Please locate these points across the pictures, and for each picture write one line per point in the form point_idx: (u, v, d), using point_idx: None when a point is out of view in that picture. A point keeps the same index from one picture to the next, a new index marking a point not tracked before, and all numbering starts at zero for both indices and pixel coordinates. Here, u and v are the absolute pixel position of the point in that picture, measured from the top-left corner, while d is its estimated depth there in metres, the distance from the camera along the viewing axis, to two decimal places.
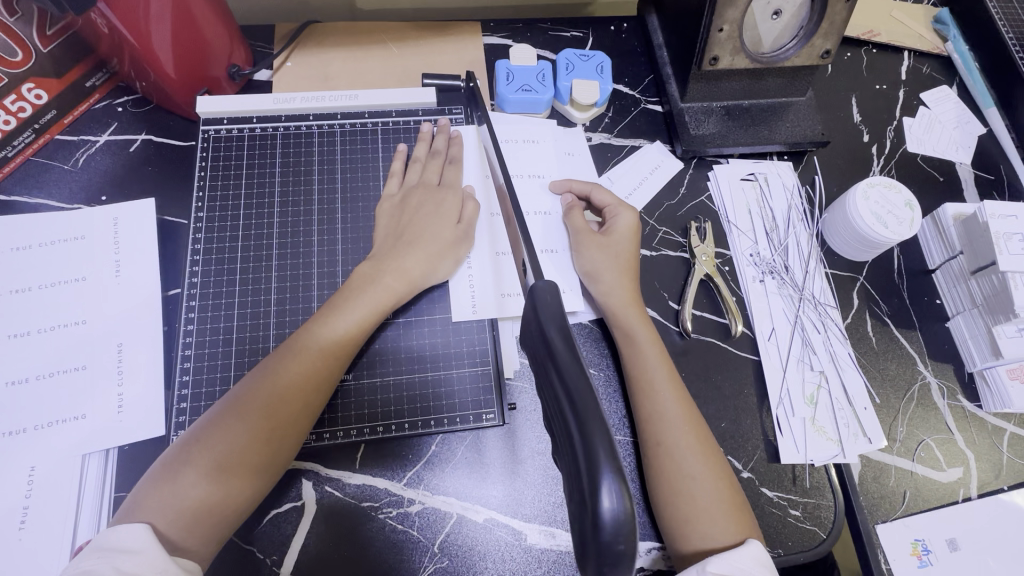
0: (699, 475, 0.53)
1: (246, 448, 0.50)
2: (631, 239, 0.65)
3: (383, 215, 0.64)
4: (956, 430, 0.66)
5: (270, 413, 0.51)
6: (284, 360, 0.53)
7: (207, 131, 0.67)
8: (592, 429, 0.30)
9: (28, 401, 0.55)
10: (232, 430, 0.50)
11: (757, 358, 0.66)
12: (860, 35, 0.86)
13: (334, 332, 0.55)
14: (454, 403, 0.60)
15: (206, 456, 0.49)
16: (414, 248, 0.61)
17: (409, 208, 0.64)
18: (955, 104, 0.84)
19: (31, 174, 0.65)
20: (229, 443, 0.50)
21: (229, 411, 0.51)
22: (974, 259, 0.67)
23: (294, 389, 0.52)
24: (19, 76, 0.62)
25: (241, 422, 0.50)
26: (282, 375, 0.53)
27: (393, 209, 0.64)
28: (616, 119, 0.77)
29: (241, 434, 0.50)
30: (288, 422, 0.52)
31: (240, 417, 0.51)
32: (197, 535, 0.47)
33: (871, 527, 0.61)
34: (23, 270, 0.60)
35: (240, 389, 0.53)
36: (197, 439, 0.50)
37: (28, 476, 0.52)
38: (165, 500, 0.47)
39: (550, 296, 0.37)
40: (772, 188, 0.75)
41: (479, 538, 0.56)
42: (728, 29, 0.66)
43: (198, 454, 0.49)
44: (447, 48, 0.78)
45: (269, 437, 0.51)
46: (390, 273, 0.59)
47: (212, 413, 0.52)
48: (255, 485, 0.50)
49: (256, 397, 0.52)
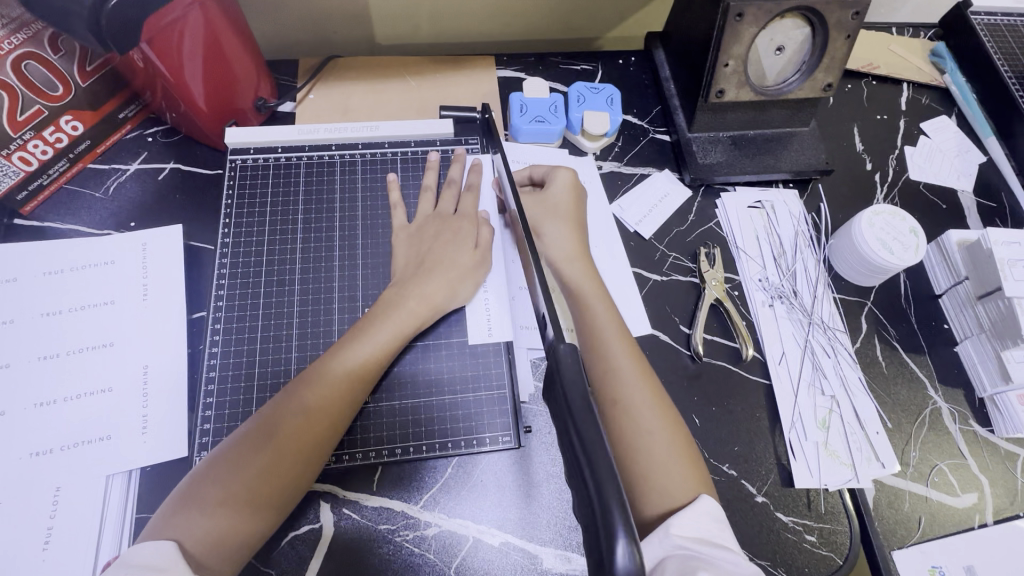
0: (654, 429, 0.55)
1: (274, 472, 0.51)
2: (571, 236, 0.67)
3: (400, 242, 0.66)
4: (969, 454, 0.66)
5: (294, 436, 0.52)
6: (310, 384, 0.55)
7: (234, 160, 0.70)
8: (604, 487, 0.31)
9: (55, 422, 0.56)
10: (260, 455, 0.51)
11: (768, 381, 0.67)
12: (860, 68, 0.89)
13: (358, 357, 0.57)
14: (471, 426, 0.61)
15: (234, 476, 0.50)
16: (436, 273, 0.63)
17: (423, 235, 0.66)
18: (955, 134, 0.87)
19: (63, 202, 0.68)
20: (255, 463, 0.51)
21: (256, 432, 0.53)
22: (979, 284, 0.69)
23: (320, 413, 0.54)
24: (59, 109, 0.65)
25: (267, 443, 0.52)
26: (310, 398, 0.54)
27: (409, 235, 0.66)
28: (626, 148, 0.80)
29: (266, 455, 0.51)
30: (308, 446, 0.53)
31: (265, 439, 0.52)
32: (223, 555, 0.48)
33: (887, 553, 0.60)
34: (55, 293, 0.61)
35: (269, 414, 0.54)
36: (226, 460, 0.51)
37: (53, 496, 0.53)
38: (192, 520, 0.48)
39: (572, 361, 0.37)
40: (779, 215, 0.77)
41: (494, 562, 0.56)
42: (734, 64, 0.69)
43: (226, 473, 0.50)
44: (463, 81, 0.82)
45: (291, 459, 0.52)
46: (416, 298, 0.61)
47: (240, 435, 0.53)
48: (278, 509, 0.51)
49: (283, 418, 0.53)
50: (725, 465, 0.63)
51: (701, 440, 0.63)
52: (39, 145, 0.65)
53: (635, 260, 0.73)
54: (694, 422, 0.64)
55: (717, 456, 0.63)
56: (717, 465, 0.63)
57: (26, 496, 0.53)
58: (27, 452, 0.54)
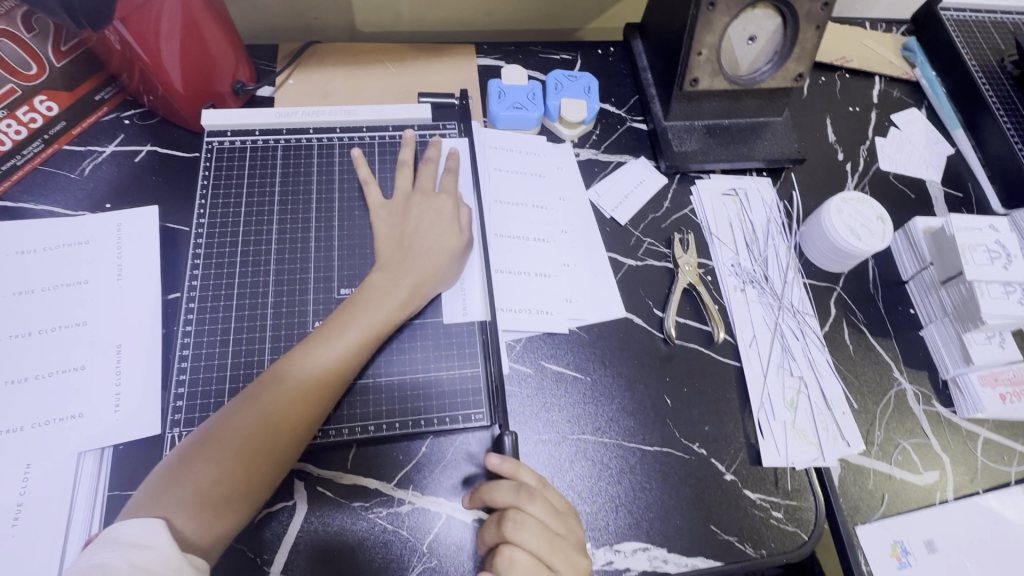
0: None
1: (261, 451, 0.52)
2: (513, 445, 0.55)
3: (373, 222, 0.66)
4: (932, 434, 0.68)
5: (280, 421, 0.53)
6: (298, 367, 0.55)
7: (211, 142, 0.70)
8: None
9: (27, 399, 0.56)
10: (248, 434, 0.52)
11: (738, 364, 0.68)
12: (833, 61, 0.91)
13: (348, 341, 0.57)
14: (445, 404, 0.61)
15: (222, 456, 0.51)
16: (417, 255, 0.64)
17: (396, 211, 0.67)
18: (924, 126, 0.89)
19: (38, 182, 0.67)
20: (244, 443, 0.51)
21: (241, 416, 0.53)
22: (943, 270, 0.71)
23: (307, 395, 0.54)
24: (33, 89, 0.65)
25: (253, 427, 0.52)
26: (299, 380, 0.54)
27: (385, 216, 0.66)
28: (603, 136, 0.81)
29: (250, 439, 0.52)
30: (293, 430, 0.53)
31: (252, 421, 0.52)
32: (208, 532, 0.49)
33: (851, 529, 0.62)
34: (28, 273, 0.61)
35: (257, 393, 0.54)
36: (214, 439, 0.52)
37: (24, 472, 0.53)
38: (178, 499, 0.49)
39: None
40: (752, 202, 0.78)
41: (467, 538, 0.57)
42: (707, 53, 0.71)
43: (211, 456, 0.51)
44: (443, 68, 0.82)
45: (277, 443, 0.52)
46: (404, 284, 0.61)
47: (227, 415, 0.53)
48: (264, 489, 0.52)
49: (270, 402, 0.53)
50: (696, 444, 0.64)
51: (673, 420, 0.65)
52: (12, 124, 0.65)
53: (611, 245, 0.74)
54: (667, 403, 0.65)
55: (688, 436, 0.64)
56: (688, 444, 0.64)
57: None
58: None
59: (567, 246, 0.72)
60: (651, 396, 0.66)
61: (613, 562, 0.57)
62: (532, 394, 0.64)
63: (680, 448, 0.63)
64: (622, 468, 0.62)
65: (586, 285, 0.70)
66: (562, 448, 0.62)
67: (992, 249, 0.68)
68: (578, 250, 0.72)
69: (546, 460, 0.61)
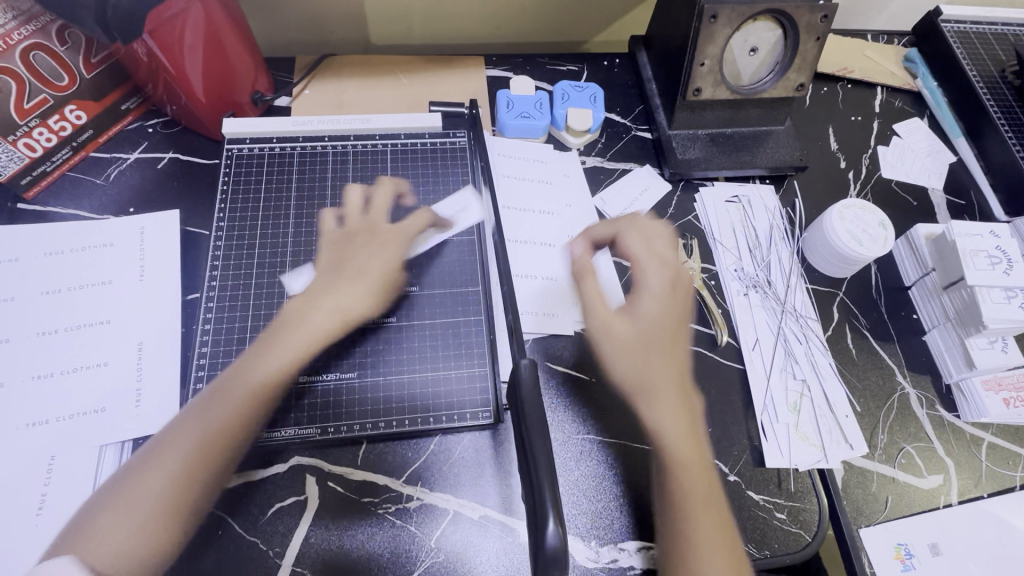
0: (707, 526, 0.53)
1: (179, 483, 0.51)
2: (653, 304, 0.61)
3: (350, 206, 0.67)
4: (935, 438, 0.68)
5: (218, 440, 0.53)
6: (220, 398, 0.54)
7: (230, 149, 0.73)
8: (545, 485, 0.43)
9: (53, 394, 0.58)
10: (164, 468, 0.51)
11: (741, 366, 0.69)
12: (835, 72, 0.92)
13: (263, 370, 0.56)
14: (453, 403, 0.63)
15: (139, 490, 0.50)
16: (367, 267, 0.62)
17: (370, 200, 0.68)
18: (926, 135, 0.90)
19: (65, 188, 0.71)
20: (160, 477, 0.51)
21: (177, 436, 0.53)
22: (945, 275, 0.71)
23: (224, 425, 0.53)
24: (64, 99, 0.67)
25: (189, 446, 0.52)
26: (214, 410, 0.53)
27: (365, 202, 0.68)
28: (608, 144, 0.83)
29: (167, 473, 0.51)
30: (217, 459, 0.52)
31: (187, 441, 0.52)
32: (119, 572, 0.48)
33: (855, 532, 0.63)
34: (55, 273, 0.64)
35: (176, 425, 0.53)
36: (132, 471, 0.51)
37: (47, 464, 0.55)
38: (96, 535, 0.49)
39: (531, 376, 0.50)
40: (755, 209, 0.80)
41: (474, 534, 0.58)
42: (710, 64, 0.73)
43: (147, 479, 0.51)
44: (453, 79, 0.85)
45: (213, 460, 0.52)
46: (358, 300, 0.61)
47: (148, 446, 0.53)
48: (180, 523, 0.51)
49: (208, 420, 0.53)
50: None
51: None
52: (44, 133, 0.67)
53: None
54: None
55: None
56: None
57: (20, 464, 0.55)
58: (24, 423, 0.56)
59: None
60: None
61: (617, 560, 0.58)
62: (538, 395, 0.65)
63: None
64: (627, 468, 0.62)
65: None
66: (567, 447, 0.63)
67: (993, 255, 0.69)
68: (583, 254, 0.74)
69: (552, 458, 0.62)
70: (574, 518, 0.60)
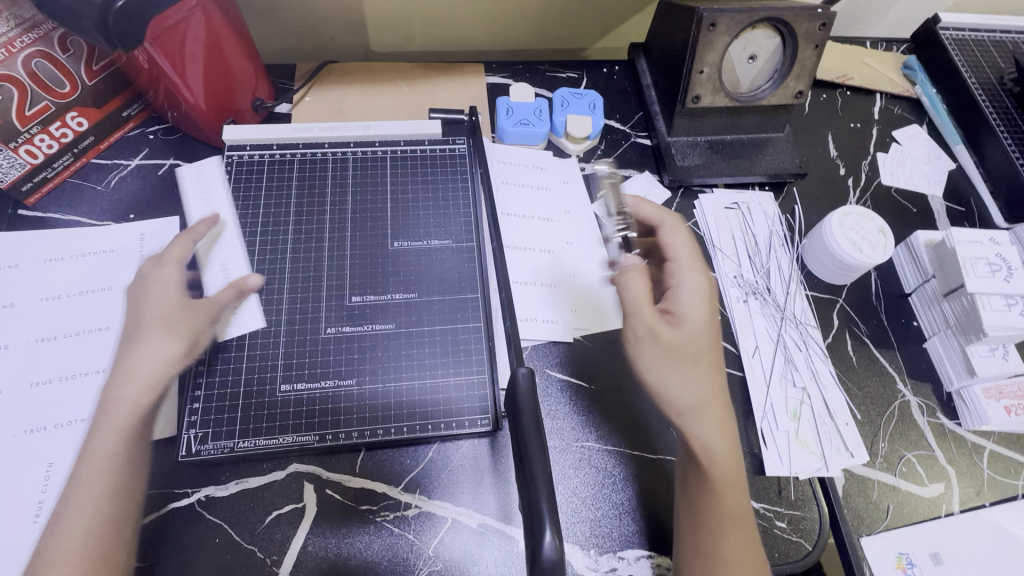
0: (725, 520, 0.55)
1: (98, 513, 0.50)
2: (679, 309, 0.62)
3: (160, 273, 0.61)
4: (936, 446, 0.68)
5: (107, 479, 0.51)
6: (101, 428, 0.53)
7: (230, 156, 0.73)
8: (538, 491, 0.42)
9: (51, 401, 0.58)
10: (77, 507, 0.50)
11: (742, 374, 0.69)
12: (834, 78, 0.93)
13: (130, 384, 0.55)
14: (452, 410, 0.62)
15: (58, 537, 0.48)
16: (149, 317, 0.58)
17: (180, 255, 0.62)
18: (925, 142, 0.90)
19: (66, 194, 0.71)
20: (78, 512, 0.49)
21: (73, 498, 0.50)
22: (945, 282, 0.71)
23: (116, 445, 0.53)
24: (66, 106, 0.67)
25: (95, 503, 0.50)
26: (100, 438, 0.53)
27: (176, 268, 0.62)
28: (608, 151, 0.83)
29: (84, 510, 0.50)
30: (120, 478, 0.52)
31: (91, 497, 0.50)
32: None
33: (855, 540, 0.62)
34: (55, 279, 0.64)
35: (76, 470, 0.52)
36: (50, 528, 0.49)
37: (44, 471, 0.55)
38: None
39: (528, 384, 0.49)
40: (754, 216, 0.80)
41: (472, 542, 0.58)
42: (708, 71, 0.73)
43: (54, 551, 0.48)
44: (453, 86, 0.85)
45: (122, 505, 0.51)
46: (163, 352, 0.57)
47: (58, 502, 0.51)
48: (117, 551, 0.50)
49: (99, 472, 0.51)
50: None
51: None
52: (45, 139, 0.68)
53: (616, 257, 0.76)
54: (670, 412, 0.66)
55: None
56: None
57: (17, 471, 0.54)
58: (22, 429, 0.56)
59: (573, 257, 0.74)
60: (654, 405, 0.66)
61: (616, 568, 0.58)
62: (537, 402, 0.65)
63: None
64: (625, 475, 0.62)
65: (591, 295, 0.72)
66: (566, 453, 0.63)
67: (993, 262, 0.69)
68: (583, 261, 0.74)
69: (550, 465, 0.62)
70: (573, 525, 0.59)
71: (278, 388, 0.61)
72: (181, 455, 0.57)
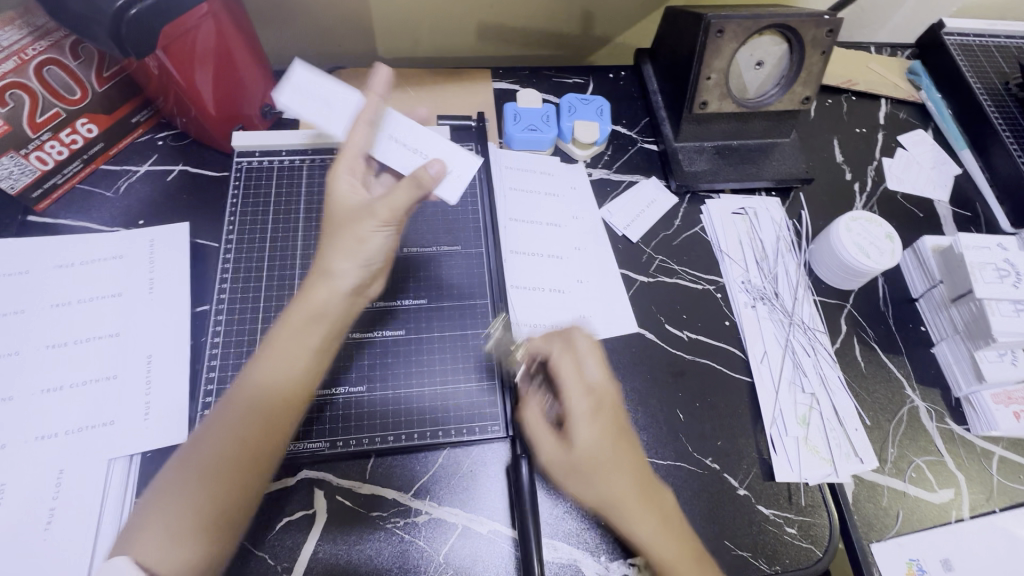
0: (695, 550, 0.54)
1: (219, 487, 0.49)
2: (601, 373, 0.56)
3: (342, 179, 0.59)
4: (945, 452, 0.68)
5: (247, 454, 0.51)
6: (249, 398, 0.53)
7: (239, 162, 0.74)
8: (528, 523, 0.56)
9: (62, 408, 0.58)
10: (200, 472, 0.49)
11: (750, 379, 0.69)
12: (840, 84, 0.93)
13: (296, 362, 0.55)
14: (463, 416, 0.63)
15: (184, 496, 0.48)
16: (339, 230, 0.58)
17: (359, 149, 0.60)
18: (931, 147, 0.91)
19: (76, 200, 0.71)
20: (199, 481, 0.49)
21: (179, 464, 0.50)
22: (953, 287, 0.71)
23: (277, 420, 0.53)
24: (76, 113, 0.68)
25: (197, 478, 0.49)
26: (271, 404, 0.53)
27: (351, 167, 0.60)
28: (615, 156, 0.84)
29: (213, 476, 0.49)
30: (252, 465, 0.51)
31: (192, 472, 0.49)
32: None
33: (866, 546, 0.62)
34: (66, 285, 0.64)
35: (199, 436, 0.51)
36: (171, 485, 0.49)
37: (56, 478, 0.55)
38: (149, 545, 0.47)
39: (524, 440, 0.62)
40: (762, 221, 0.80)
41: (483, 549, 0.58)
42: (716, 77, 0.74)
43: (169, 509, 0.48)
44: (460, 92, 0.86)
45: (231, 490, 0.50)
46: (378, 231, 0.57)
47: (178, 461, 0.51)
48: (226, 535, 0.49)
49: (202, 450, 0.50)
50: (708, 459, 0.65)
51: (686, 434, 0.66)
52: (56, 146, 0.68)
53: (623, 262, 0.76)
54: (680, 418, 0.66)
55: (700, 450, 0.65)
56: (700, 459, 0.65)
57: (28, 478, 0.54)
58: (33, 436, 0.56)
59: (581, 262, 0.74)
60: (663, 411, 0.66)
61: None
62: None
63: (692, 462, 0.64)
64: None
65: (599, 300, 0.72)
66: None
67: (1001, 267, 0.69)
68: (591, 266, 0.74)
69: None
70: (583, 532, 0.59)
71: None
72: None
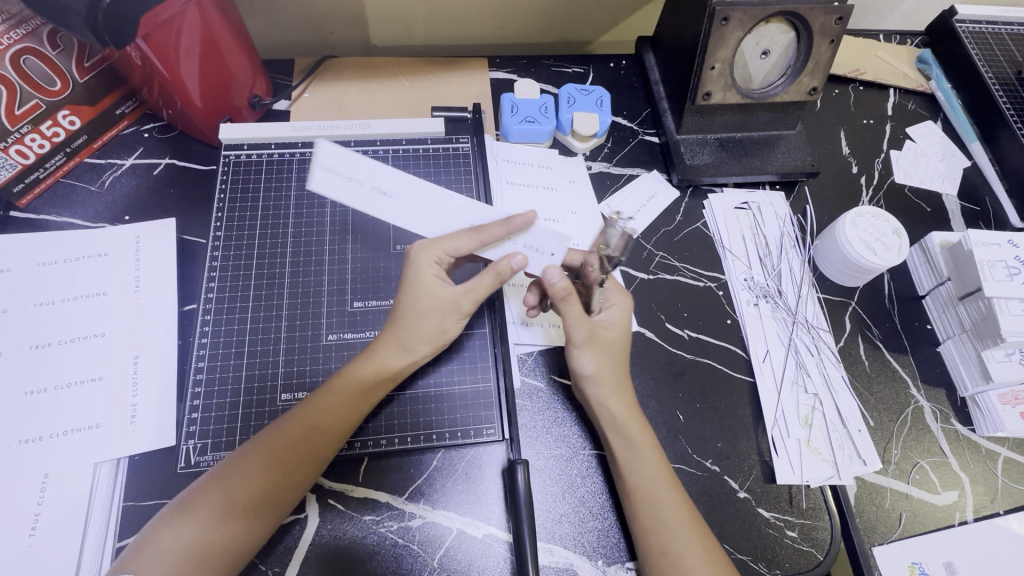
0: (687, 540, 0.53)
1: (269, 481, 0.51)
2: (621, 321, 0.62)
3: (428, 268, 0.56)
4: (950, 453, 0.67)
5: (303, 453, 0.53)
6: (316, 401, 0.55)
7: (228, 155, 0.71)
8: (522, 532, 0.55)
9: (46, 411, 0.57)
10: (255, 464, 0.51)
11: (752, 379, 0.68)
12: (847, 73, 0.90)
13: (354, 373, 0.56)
14: (458, 418, 0.61)
15: (233, 480, 0.51)
16: (417, 321, 0.57)
17: (458, 253, 0.55)
18: (939, 138, 0.88)
19: (59, 195, 0.69)
20: (256, 469, 0.51)
21: (250, 445, 0.53)
22: (961, 285, 0.70)
23: (334, 425, 0.54)
24: (56, 104, 0.65)
25: (260, 462, 0.52)
26: (329, 414, 0.54)
27: (438, 258, 0.56)
28: (615, 149, 0.81)
29: (266, 466, 0.51)
30: (307, 464, 0.53)
31: (258, 452, 0.52)
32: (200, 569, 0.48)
33: (868, 550, 0.61)
34: (49, 283, 0.62)
35: (267, 430, 0.54)
36: (222, 472, 0.51)
37: (41, 483, 0.54)
38: (189, 521, 0.49)
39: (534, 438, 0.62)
40: (765, 217, 0.78)
41: (478, 553, 0.57)
42: (720, 67, 0.71)
43: (214, 494, 0.50)
44: (456, 82, 0.83)
45: (283, 483, 0.52)
46: (458, 323, 0.59)
47: (240, 449, 0.53)
48: (260, 528, 0.51)
49: (273, 435, 0.53)
50: (708, 461, 0.63)
51: (685, 435, 0.64)
52: (36, 139, 0.65)
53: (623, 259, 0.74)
54: (679, 419, 0.65)
55: (700, 452, 0.64)
56: (700, 461, 0.63)
57: (12, 483, 0.53)
58: (16, 440, 0.55)
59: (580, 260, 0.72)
60: (663, 413, 0.65)
61: None
62: (542, 411, 0.64)
63: (693, 465, 0.63)
64: None
65: None
66: (572, 463, 0.61)
67: (1012, 265, 0.67)
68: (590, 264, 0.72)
69: (557, 475, 0.61)
70: (580, 535, 0.58)
71: (278, 397, 0.59)
72: (180, 467, 0.56)
